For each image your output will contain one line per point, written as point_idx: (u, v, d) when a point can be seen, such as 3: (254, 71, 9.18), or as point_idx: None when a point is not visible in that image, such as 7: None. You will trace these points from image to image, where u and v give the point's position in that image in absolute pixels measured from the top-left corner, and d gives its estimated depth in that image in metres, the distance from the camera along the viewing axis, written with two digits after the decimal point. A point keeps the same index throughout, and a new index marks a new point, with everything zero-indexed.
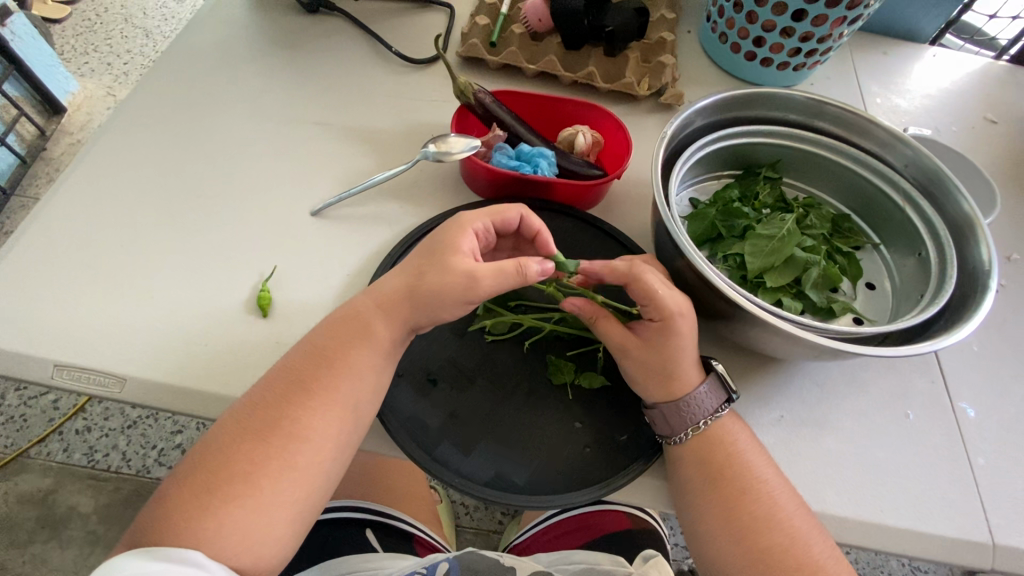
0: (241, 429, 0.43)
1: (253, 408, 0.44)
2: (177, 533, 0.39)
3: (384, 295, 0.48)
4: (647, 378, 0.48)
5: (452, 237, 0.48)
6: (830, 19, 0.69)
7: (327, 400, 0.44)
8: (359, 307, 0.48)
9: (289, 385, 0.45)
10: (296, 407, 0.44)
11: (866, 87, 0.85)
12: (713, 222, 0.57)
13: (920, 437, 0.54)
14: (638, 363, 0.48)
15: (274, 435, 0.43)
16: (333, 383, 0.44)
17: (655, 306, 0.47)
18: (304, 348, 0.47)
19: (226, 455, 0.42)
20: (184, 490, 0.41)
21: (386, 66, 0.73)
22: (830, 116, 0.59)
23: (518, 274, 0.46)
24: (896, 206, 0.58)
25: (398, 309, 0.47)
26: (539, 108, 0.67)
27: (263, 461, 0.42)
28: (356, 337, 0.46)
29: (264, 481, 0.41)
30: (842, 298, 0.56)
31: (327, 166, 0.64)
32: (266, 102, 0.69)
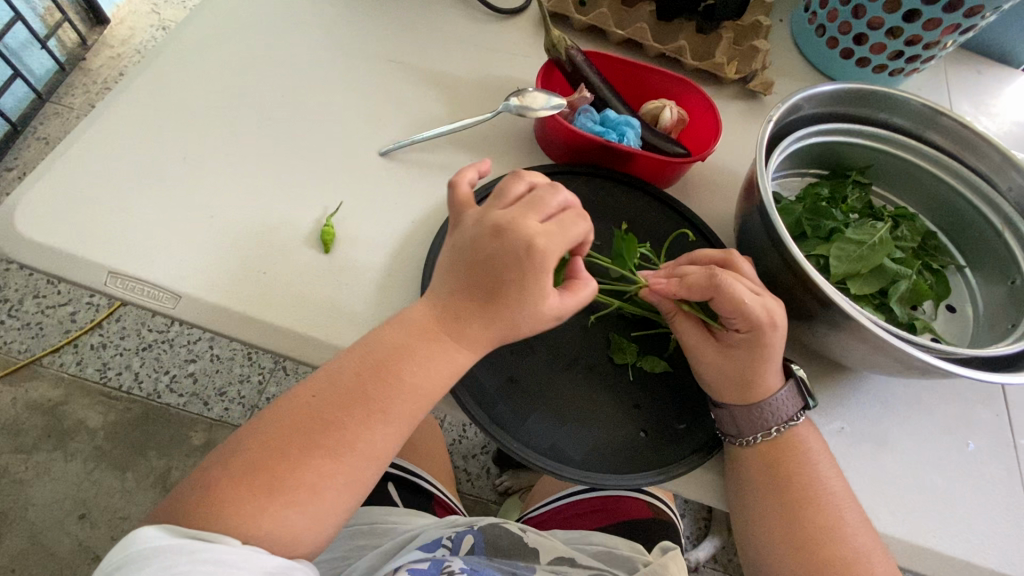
0: (291, 430, 0.40)
1: (304, 408, 0.41)
2: (228, 521, 0.37)
3: (461, 317, 0.43)
4: (728, 385, 0.46)
5: (530, 260, 0.42)
6: (943, 25, 0.64)
7: (388, 411, 0.41)
8: (432, 327, 0.43)
9: (345, 390, 0.41)
10: (352, 414, 0.41)
11: (956, 104, 0.80)
12: (799, 219, 0.54)
13: (980, 470, 0.52)
14: (717, 372, 0.47)
15: (330, 440, 0.40)
16: (394, 393, 0.42)
17: (742, 319, 0.44)
18: (358, 349, 0.43)
19: (276, 456, 0.39)
20: (236, 486, 0.38)
21: (467, 11, 0.70)
22: (940, 127, 0.56)
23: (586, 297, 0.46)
24: (992, 230, 0.55)
25: (473, 324, 0.43)
26: (626, 76, 0.64)
27: (318, 465, 0.40)
28: (419, 346, 0.43)
29: (318, 484, 0.39)
30: (922, 317, 0.53)
31: (399, 107, 0.61)
32: (340, 31, 0.66)
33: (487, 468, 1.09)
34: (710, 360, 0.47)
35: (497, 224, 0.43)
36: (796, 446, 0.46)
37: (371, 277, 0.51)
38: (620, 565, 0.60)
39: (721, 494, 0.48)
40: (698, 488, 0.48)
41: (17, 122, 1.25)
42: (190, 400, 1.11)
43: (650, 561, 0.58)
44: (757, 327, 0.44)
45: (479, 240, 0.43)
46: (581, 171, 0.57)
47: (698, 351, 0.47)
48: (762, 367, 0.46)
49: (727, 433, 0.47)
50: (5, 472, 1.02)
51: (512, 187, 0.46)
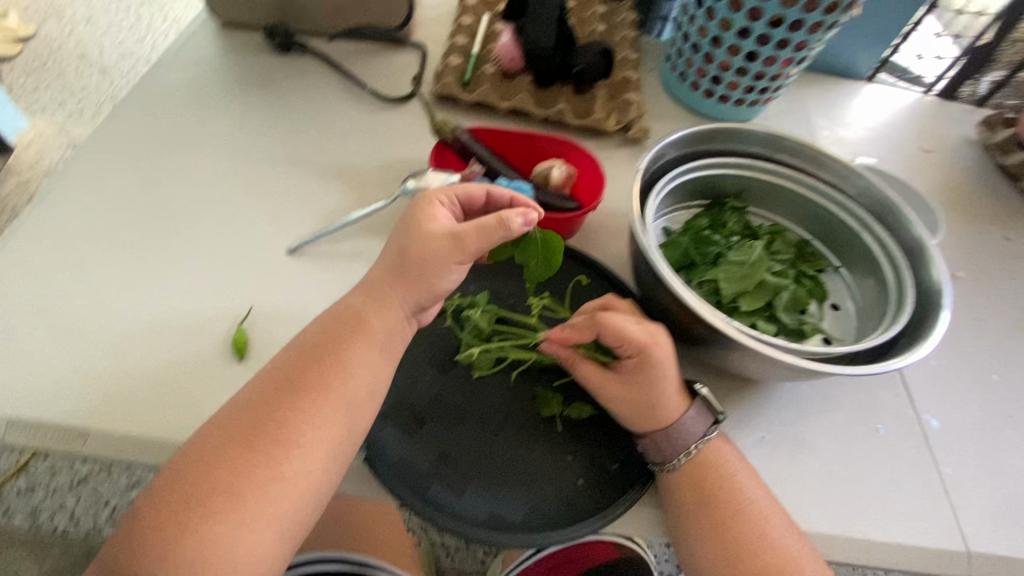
0: (230, 435, 0.42)
1: (239, 412, 0.43)
2: (179, 538, 0.39)
3: (381, 289, 0.48)
4: (637, 411, 0.48)
5: (425, 213, 0.49)
6: (778, 61, 0.74)
7: (324, 405, 0.44)
8: (356, 309, 0.48)
9: (282, 387, 0.44)
10: (287, 410, 0.43)
11: (815, 121, 0.90)
12: (687, 250, 0.60)
13: (893, 451, 0.56)
14: (623, 403, 0.48)
15: (268, 440, 0.42)
16: (328, 385, 0.45)
17: (626, 344, 0.48)
18: (293, 348, 0.47)
19: (216, 464, 0.41)
20: (181, 496, 0.40)
21: (360, 104, 0.74)
22: (789, 150, 0.64)
23: (499, 224, 0.46)
24: (853, 232, 0.61)
25: (400, 297, 0.48)
26: (513, 144, 0.69)
27: (256, 466, 0.41)
28: (343, 329, 0.47)
29: (258, 488, 0.41)
30: (811, 319, 0.58)
31: (303, 204, 0.63)
32: (239, 141, 0.68)
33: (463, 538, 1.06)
34: (611, 392, 0.49)
35: (423, 221, 0.49)
36: (710, 469, 0.47)
37: None
38: None
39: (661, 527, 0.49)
40: (639, 526, 0.49)
41: None
42: None
43: None
44: (643, 351, 0.48)
45: (420, 225, 0.49)
46: None
47: (599, 388, 0.49)
48: (660, 389, 0.47)
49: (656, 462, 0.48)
50: None
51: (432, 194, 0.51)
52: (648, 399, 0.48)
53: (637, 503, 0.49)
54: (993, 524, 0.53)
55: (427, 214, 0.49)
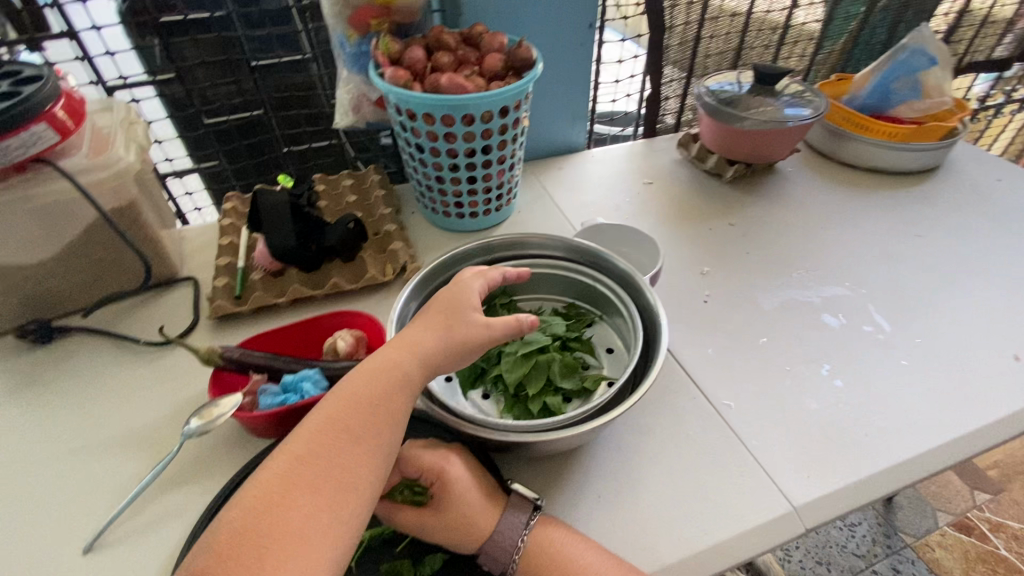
0: (277, 492, 0.45)
1: (275, 475, 0.46)
2: None
3: (363, 382, 0.51)
4: (455, 531, 0.51)
5: (466, 302, 0.57)
6: (493, 173, 0.89)
7: (351, 451, 0.48)
8: (347, 401, 0.50)
9: (334, 435, 0.48)
10: (344, 454, 0.48)
11: (560, 195, 1.06)
12: (472, 363, 0.66)
13: (706, 447, 0.63)
14: (440, 528, 0.51)
15: (321, 487, 0.46)
16: (368, 427, 0.49)
17: (427, 471, 0.52)
18: (336, 399, 0.50)
19: (266, 524, 0.43)
20: None
21: (139, 359, 0.74)
22: (514, 245, 0.75)
23: (517, 322, 0.55)
24: (593, 284, 0.72)
25: (413, 363, 0.53)
26: (295, 334, 0.73)
27: (304, 518, 0.44)
28: (333, 427, 0.49)
29: (301, 540, 0.43)
30: (594, 370, 0.66)
31: (94, 489, 0.61)
32: (11, 454, 0.65)
33: None
34: (428, 524, 0.51)
35: (465, 298, 0.57)
36: (539, 552, 0.51)
37: None
38: None
39: None
40: None
41: None
42: None
43: None
44: (438, 469, 0.52)
45: (458, 302, 0.57)
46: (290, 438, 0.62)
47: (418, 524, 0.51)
48: (466, 499, 0.52)
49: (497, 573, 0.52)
50: None
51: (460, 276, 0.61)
52: (459, 513, 0.51)
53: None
54: (802, 470, 0.61)
55: (463, 292, 0.58)
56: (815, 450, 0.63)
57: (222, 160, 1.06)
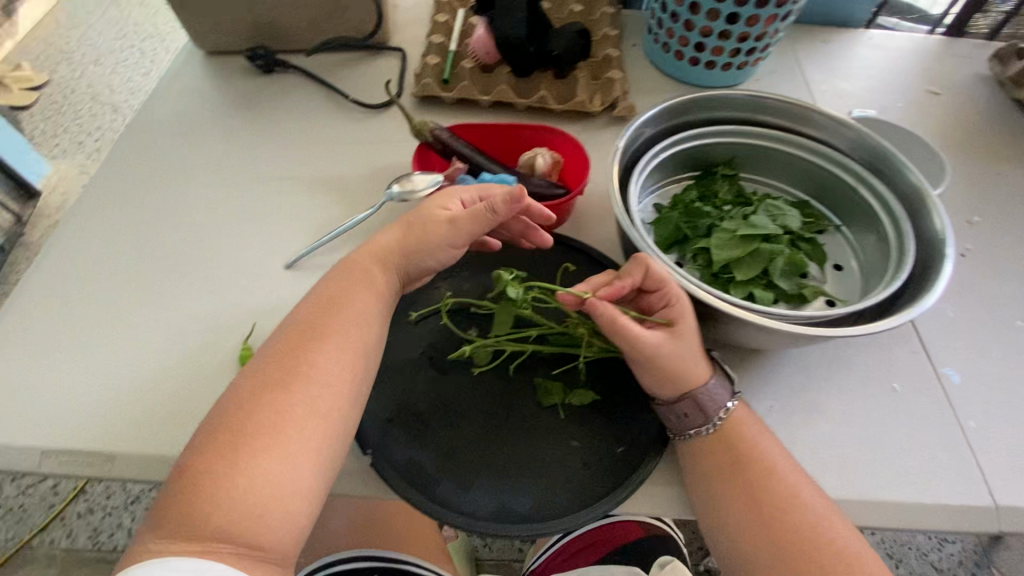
0: (260, 381, 0.44)
1: (260, 368, 0.45)
2: (204, 495, 0.38)
3: (390, 256, 0.52)
4: (686, 364, 0.46)
5: (445, 205, 0.53)
6: (762, 18, 0.71)
7: (329, 329, 0.47)
8: (346, 280, 0.51)
9: (302, 335, 0.46)
10: (314, 351, 0.45)
11: (811, 76, 0.87)
12: (678, 224, 0.58)
13: (906, 408, 0.54)
14: (676, 356, 0.46)
15: (294, 381, 0.44)
16: (347, 310, 0.48)
17: (673, 293, 0.46)
18: (311, 304, 0.49)
19: (249, 410, 0.42)
20: (204, 456, 0.40)
21: (345, 115, 0.75)
22: (772, 110, 0.62)
23: (489, 211, 0.50)
24: (850, 187, 0.59)
25: (391, 265, 0.52)
26: (495, 136, 0.69)
27: (287, 406, 0.42)
28: (334, 302, 0.49)
29: (284, 425, 0.42)
30: (812, 282, 0.57)
31: (297, 218, 0.65)
32: (232, 163, 0.70)
33: None
34: (666, 348, 0.46)
35: (435, 206, 0.53)
36: (730, 436, 0.46)
37: None
38: None
39: (683, 500, 0.48)
40: (650, 505, 0.48)
41: None
42: None
43: None
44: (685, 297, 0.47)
45: (425, 206, 0.53)
46: None
47: (654, 346, 0.45)
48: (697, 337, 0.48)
49: (688, 429, 0.47)
50: None
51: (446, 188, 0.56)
52: (693, 348, 0.47)
53: (643, 484, 0.48)
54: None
55: (438, 200, 0.54)
56: None
57: None
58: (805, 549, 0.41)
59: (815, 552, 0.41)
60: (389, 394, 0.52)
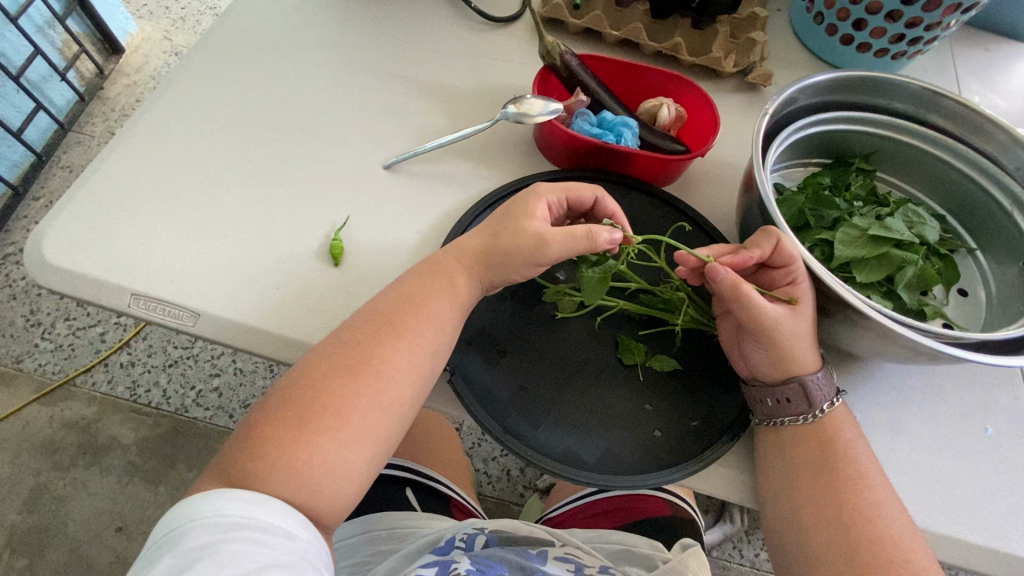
0: (331, 365, 0.43)
1: (332, 350, 0.44)
2: (269, 459, 0.39)
3: (472, 254, 0.48)
4: (803, 346, 0.46)
5: (532, 211, 0.48)
6: (944, 6, 0.63)
7: (405, 320, 0.45)
8: (431, 269, 0.48)
9: (377, 327, 0.45)
10: (388, 347, 0.44)
11: (965, 84, 0.78)
12: (802, 210, 0.54)
13: (1000, 454, 0.51)
14: (795, 338, 0.45)
15: (364, 373, 0.43)
16: (425, 302, 0.46)
17: (804, 270, 0.44)
18: (390, 295, 0.47)
19: (317, 390, 0.42)
20: (274, 421, 0.41)
21: (464, 23, 0.71)
22: (944, 110, 0.55)
23: (588, 240, 0.47)
24: (1002, 212, 0.54)
25: (472, 269, 0.48)
26: (622, 77, 0.64)
27: (353, 397, 0.42)
28: (417, 292, 0.46)
29: (348, 414, 0.42)
30: (932, 302, 0.53)
31: (401, 120, 0.63)
32: (342, 50, 0.67)
33: (507, 470, 1.10)
34: (789, 328, 0.45)
35: (524, 212, 0.48)
36: (822, 437, 0.45)
37: (378, 286, 0.53)
38: (638, 562, 0.59)
39: (749, 487, 0.47)
40: (712, 483, 0.47)
41: (42, 152, 1.28)
42: (217, 413, 1.13)
43: (669, 558, 0.58)
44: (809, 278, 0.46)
45: (513, 213, 0.49)
46: (581, 174, 0.58)
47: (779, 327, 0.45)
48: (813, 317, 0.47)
49: (782, 416, 0.46)
50: (44, 489, 1.05)
51: (541, 187, 0.50)
52: (811, 328, 0.46)
53: (713, 462, 0.47)
54: None
55: (527, 205, 0.49)
56: None
57: None
58: (876, 562, 0.41)
59: (886, 567, 0.41)
60: (475, 314, 0.51)
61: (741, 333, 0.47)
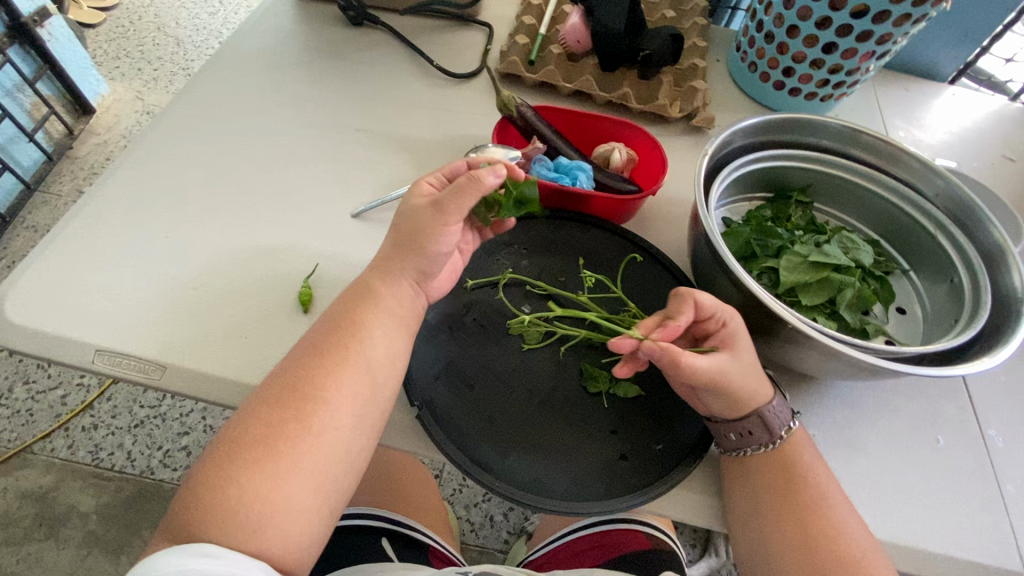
0: (278, 400, 0.43)
1: (275, 380, 0.44)
2: (223, 501, 0.39)
3: (390, 272, 0.48)
4: (752, 380, 0.47)
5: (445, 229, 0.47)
6: (860, 53, 0.70)
7: (342, 349, 0.45)
8: (357, 293, 0.48)
9: (318, 358, 0.45)
10: (331, 376, 0.44)
11: (889, 121, 0.85)
12: (748, 241, 0.58)
13: (950, 463, 0.53)
14: (743, 379, 0.46)
15: (311, 402, 0.43)
16: (360, 328, 0.46)
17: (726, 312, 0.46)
18: (322, 325, 0.47)
19: (267, 428, 0.42)
20: (225, 464, 0.40)
21: (426, 79, 0.75)
22: (863, 145, 0.61)
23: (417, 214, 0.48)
24: (928, 234, 0.59)
25: (398, 283, 0.48)
26: (576, 125, 0.69)
27: (302, 426, 0.42)
28: (355, 321, 0.46)
29: (301, 444, 0.41)
30: (875, 320, 0.56)
31: (368, 171, 0.65)
32: (311, 107, 0.71)
33: (490, 516, 1.08)
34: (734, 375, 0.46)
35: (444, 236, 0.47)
36: (781, 458, 0.46)
37: None
38: None
39: (717, 510, 0.48)
40: (682, 509, 0.48)
41: (6, 213, 1.27)
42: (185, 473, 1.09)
43: None
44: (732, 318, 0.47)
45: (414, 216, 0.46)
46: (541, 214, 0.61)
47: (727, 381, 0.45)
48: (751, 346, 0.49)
49: (746, 447, 0.47)
50: None
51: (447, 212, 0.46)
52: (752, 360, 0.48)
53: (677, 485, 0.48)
54: None
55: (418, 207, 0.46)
56: None
57: None
58: None
59: None
60: (442, 351, 0.52)
61: (698, 394, 0.47)
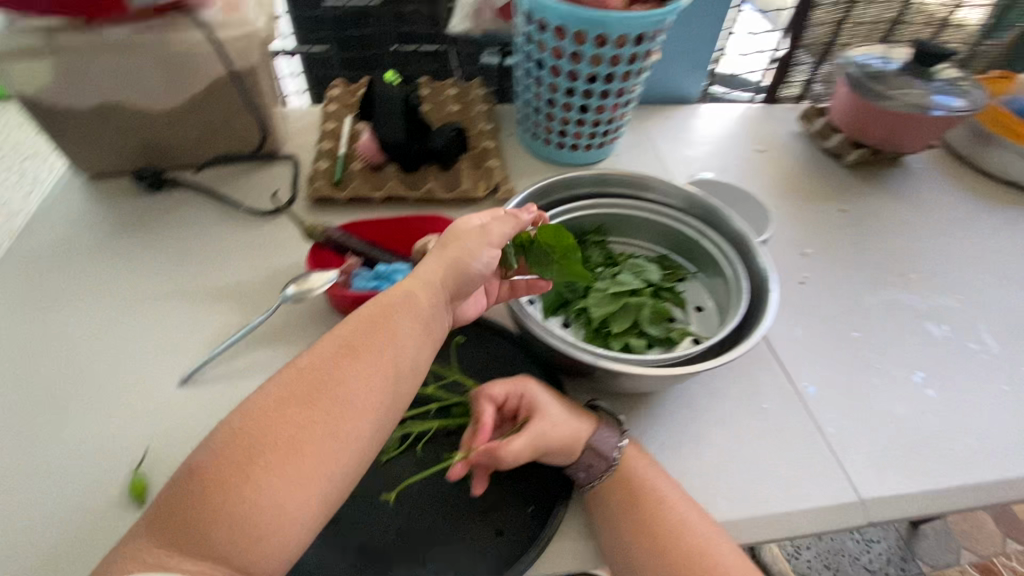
0: (285, 402, 0.41)
1: (286, 386, 0.42)
2: (219, 501, 0.37)
3: (415, 280, 0.49)
4: (567, 424, 0.51)
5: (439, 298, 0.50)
6: (608, 106, 0.83)
7: (358, 354, 0.44)
8: (380, 301, 0.48)
9: (340, 353, 0.44)
10: (343, 375, 0.43)
11: (659, 147, 1.00)
12: (559, 290, 0.65)
13: (776, 426, 0.61)
14: (557, 429, 0.51)
15: (321, 401, 0.42)
16: (371, 334, 0.45)
17: (513, 389, 0.53)
18: (351, 324, 0.46)
19: (267, 434, 0.40)
20: (216, 467, 0.39)
21: (239, 224, 0.77)
22: (618, 183, 0.73)
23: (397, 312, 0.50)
24: (693, 239, 0.70)
25: (424, 286, 0.49)
26: (389, 229, 0.74)
27: (310, 426, 0.41)
28: (387, 318, 0.46)
29: (305, 446, 0.40)
30: (679, 324, 0.65)
31: (191, 332, 0.65)
32: (120, 285, 0.69)
33: None
34: (546, 430, 0.50)
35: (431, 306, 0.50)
36: (619, 478, 0.51)
37: None
38: None
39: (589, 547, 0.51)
40: (562, 561, 0.50)
41: None
42: None
43: None
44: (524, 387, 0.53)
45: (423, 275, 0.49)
46: None
47: (544, 440, 0.50)
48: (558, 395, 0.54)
49: (595, 478, 0.51)
50: None
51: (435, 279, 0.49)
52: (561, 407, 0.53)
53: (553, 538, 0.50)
54: (875, 468, 0.59)
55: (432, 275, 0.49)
56: (892, 452, 0.61)
57: (332, 46, 1.01)
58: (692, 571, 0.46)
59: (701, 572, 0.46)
60: None
61: (543, 460, 0.51)
